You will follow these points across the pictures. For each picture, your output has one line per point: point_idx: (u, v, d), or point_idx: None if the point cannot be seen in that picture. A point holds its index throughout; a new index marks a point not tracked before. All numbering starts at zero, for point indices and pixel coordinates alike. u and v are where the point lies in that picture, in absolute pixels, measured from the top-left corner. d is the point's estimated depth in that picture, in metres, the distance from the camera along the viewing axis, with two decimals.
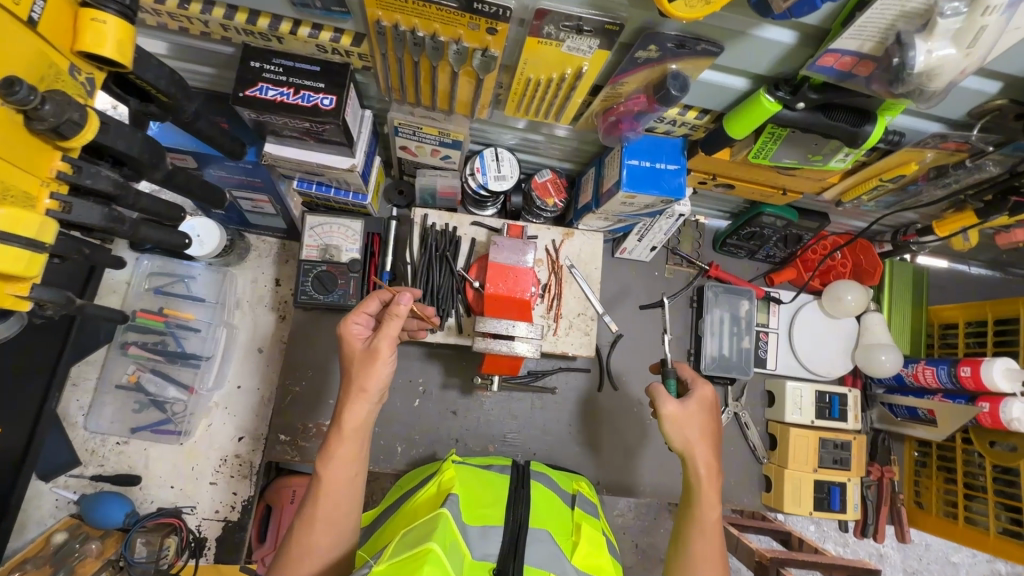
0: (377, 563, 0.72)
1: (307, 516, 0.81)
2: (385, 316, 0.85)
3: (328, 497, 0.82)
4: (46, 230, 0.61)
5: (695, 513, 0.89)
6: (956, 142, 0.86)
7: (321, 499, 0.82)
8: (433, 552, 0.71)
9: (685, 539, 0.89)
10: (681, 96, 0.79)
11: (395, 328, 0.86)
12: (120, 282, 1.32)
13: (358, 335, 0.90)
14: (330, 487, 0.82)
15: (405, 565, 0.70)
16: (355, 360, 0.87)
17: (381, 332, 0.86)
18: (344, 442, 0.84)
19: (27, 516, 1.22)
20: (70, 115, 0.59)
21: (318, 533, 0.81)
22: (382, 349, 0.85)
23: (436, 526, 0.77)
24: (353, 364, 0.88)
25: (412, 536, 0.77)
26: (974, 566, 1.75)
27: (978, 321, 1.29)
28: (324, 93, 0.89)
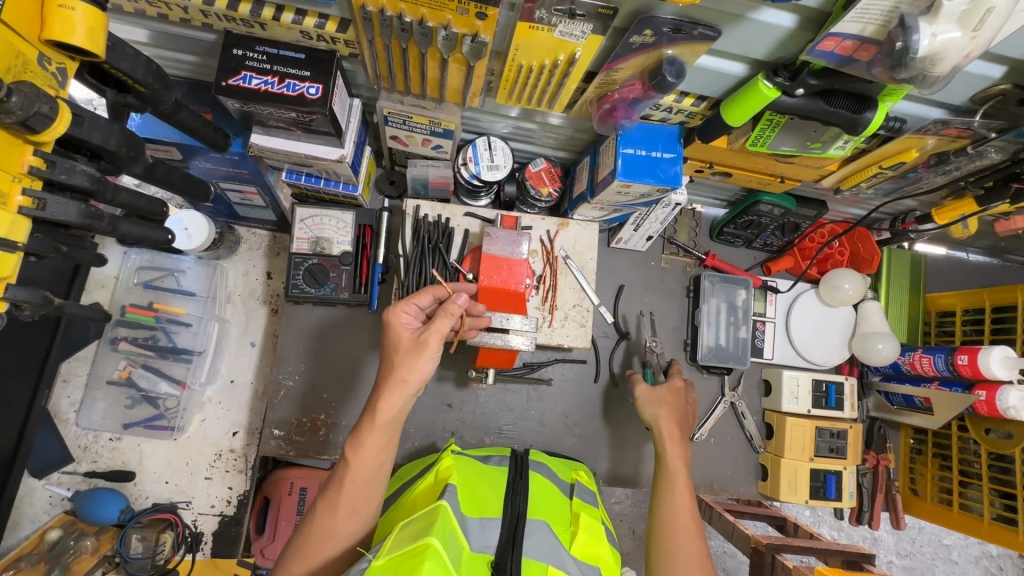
0: (377, 558, 0.72)
1: (330, 502, 0.82)
2: (440, 313, 0.86)
3: (353, 485, 0.82)
4: (16, 228, 0.60)
5: (667, 470, 0.99)
6: (958, 129, 0.85)
7: (348, 486, 0.82)
8: (432, 547, 0.70)
9: (660, 501, 0.97)
10: (677, 83, 0.77)
11: (447, 326, 0.86)
12: (109, 277, 1.30)
13: (406, 324, 0.89)
14: (355, 476, 0.82)
15: (405, 560, 0.70)
16: (400, 348, 0.86)
17: (432, 326, 0.86)
18: (375, 433, 0.83)
19: (20, 513, 1.21)
20: (40, 108, 0.57)
21: (337, 519, 0.81)
22: (431, 343, 0.85)
23: (434, 520, 0.76)
24: (396, 352, 0.86)
25: (409, 531, 0.76)
26: (966, 549, 1.77)
27: (976, 309, 1.28)
28: (310, 82, 0.86)
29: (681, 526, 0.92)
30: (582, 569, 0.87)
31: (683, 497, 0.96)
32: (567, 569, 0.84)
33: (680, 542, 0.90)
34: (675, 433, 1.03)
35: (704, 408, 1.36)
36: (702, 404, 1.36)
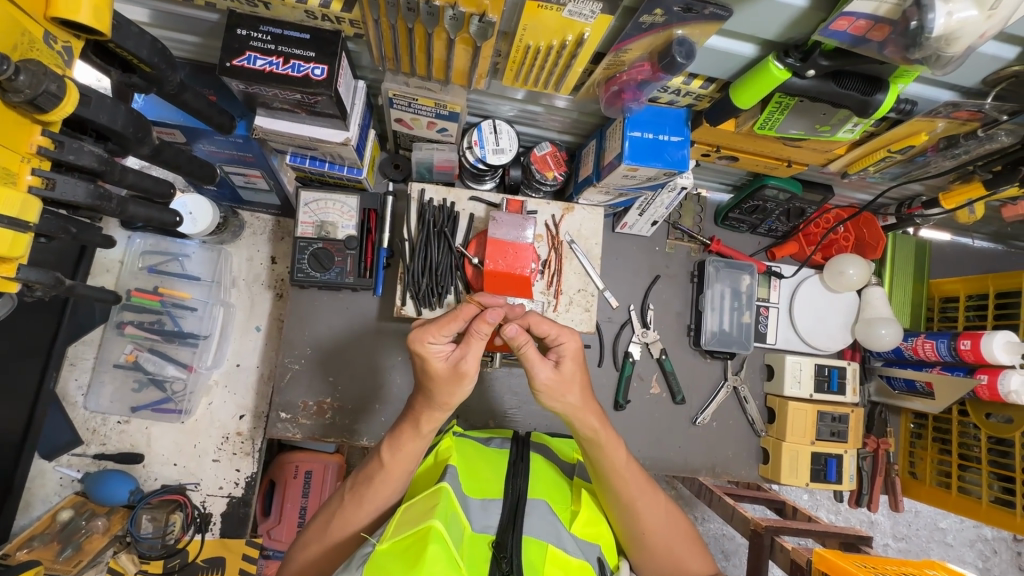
0: (381, 541, 0.73)
1: (357, 497, 0.85)
2: (474, 335, 0.76)
3: (383, 483, 0.85)
4: (28, 208, 0.59)
5: (592, 450, 0.87)
6: (969, 112, 0.84)
7: (377, 483, 0.84)
8: (435, 529, 0.71)
9: (597, 468, 0.89)
10: (686, 64, 0.76)
11: (481, 349, 0.77)
12: (114, 261, 1.30)
13: (439, 356, 0.78)
14: (389, 473, 0.84)
15: (410, 544, 0.71)
16: (440, 379, 0.78)
17: (467, 352, 0.77)
18: (416, 441, 0.83)
19: (32, 494, 1.23)
20: (48, 87, 0.56)
21: (361, 512, 0.85)
22: (470, 372, 0.77)
23: (436, 503, 0.77)
24: (433, 381, 0.78)
25: (410, 514, 0.77)
26: (961, 533, 1.80)
27: (980, 295, 1.28)
28: (315, 63, 0.85)
29: (639, 506, 0.90)
30: (582, 547, 0.89)
31: (633, 480, 0.90)
32: (566, 547, 0.86)
33: (644, 519, 0.90)
34: (592, 409, 0.85)
35: (706, 393, 1.37)
36: (704, 389, 1.37)
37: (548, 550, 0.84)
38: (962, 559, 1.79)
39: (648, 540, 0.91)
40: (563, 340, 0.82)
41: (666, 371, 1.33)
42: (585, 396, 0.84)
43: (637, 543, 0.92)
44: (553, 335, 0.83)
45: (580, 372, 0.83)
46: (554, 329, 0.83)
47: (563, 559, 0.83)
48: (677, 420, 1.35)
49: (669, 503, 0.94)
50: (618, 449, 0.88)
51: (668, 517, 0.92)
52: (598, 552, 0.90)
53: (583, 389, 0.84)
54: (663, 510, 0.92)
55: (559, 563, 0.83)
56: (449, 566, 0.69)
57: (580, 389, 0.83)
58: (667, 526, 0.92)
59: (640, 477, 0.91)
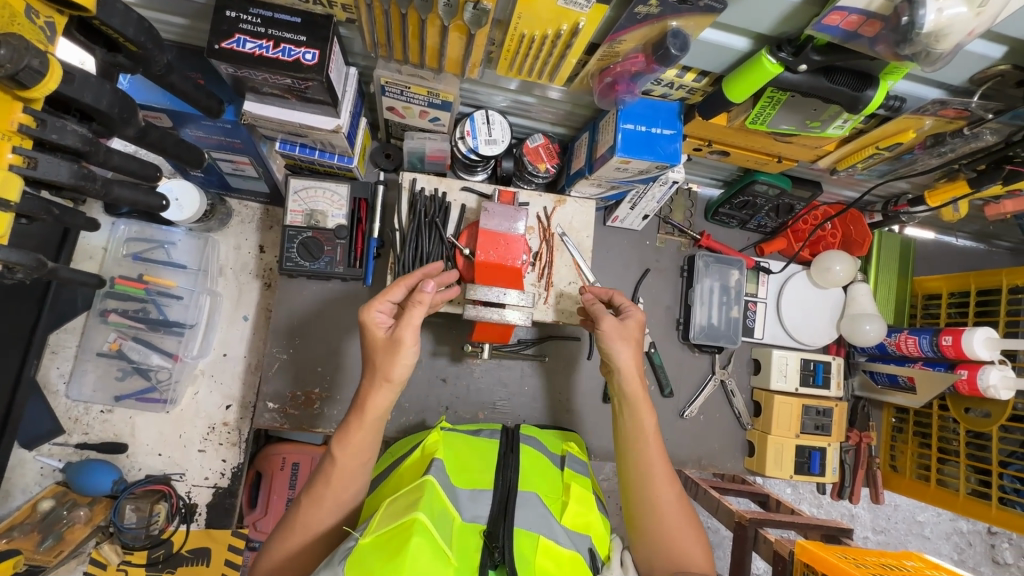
0: (363, 536, 0.73)
1: (314, 498, 0.83)
2: (410, 302, 0.85)
3: (339, 481, 0.83)
4: (9, 185, 0.58)
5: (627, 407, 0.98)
6: (956, 110, 0.85)
7: (333, 482, 0.83)
8: (419, 522, 0.71)
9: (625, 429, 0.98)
10: (680, 56, 0.76)
11: (419, 317, 0.84)
12: (96, 247, 1.27)
13: (382, 324, 0.88)
14: (343, 470, 0.84)
15: (393, 538, 0.71)
16: (380, 347, 0.86)
17: (405, 321, 0.84)
18: (361, 433, 0.84)
19: (11, 484, 1.21)
20: (30, 63, 0.55)
21: (322, 514, 0.83)
22: (406, 339, 0.84)
23: (422, 496, 0.77)
24: (376, 352, 0.86)
25: (395, 508, 0.77)
26: (938, 526, 1.85)
27: (961, 292, 1.31)
28: (306, 47, 0.84)
29: (656, 480, 0.93)
30: (573, 538, 0.89)
31: (655, 451, 0.95)
32: (558, 539, 0.86)
33: (657, 498, 0.92)
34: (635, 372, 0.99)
35: (694, 385, 1.39)
36: (691, 382, 1.38)
37: (539, 541, 0.83)
38: (938, 551, 1.83)
39: (655, 523, 0.91)
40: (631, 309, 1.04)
41: (654, 364, 1.34)
42: (635, 356, 0.99)
43: (645, 530, 0.92)
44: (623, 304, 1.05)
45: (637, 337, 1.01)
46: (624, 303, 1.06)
47: (555, 551, 0.82)
48: (665, 413, 1.36)
49: (684, 494, 0.95)
50: (649, 417, 0.97)
51: (679, 505, 0.93)
52: (589, 543, 0.90)
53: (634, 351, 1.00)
54: (675, 499, 0.93)
55: (551, 555, 0.82)
56: (432, 559, 0.69)
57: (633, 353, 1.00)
58: (676, 512, 0.92)
59: (662, 461, 0.95)
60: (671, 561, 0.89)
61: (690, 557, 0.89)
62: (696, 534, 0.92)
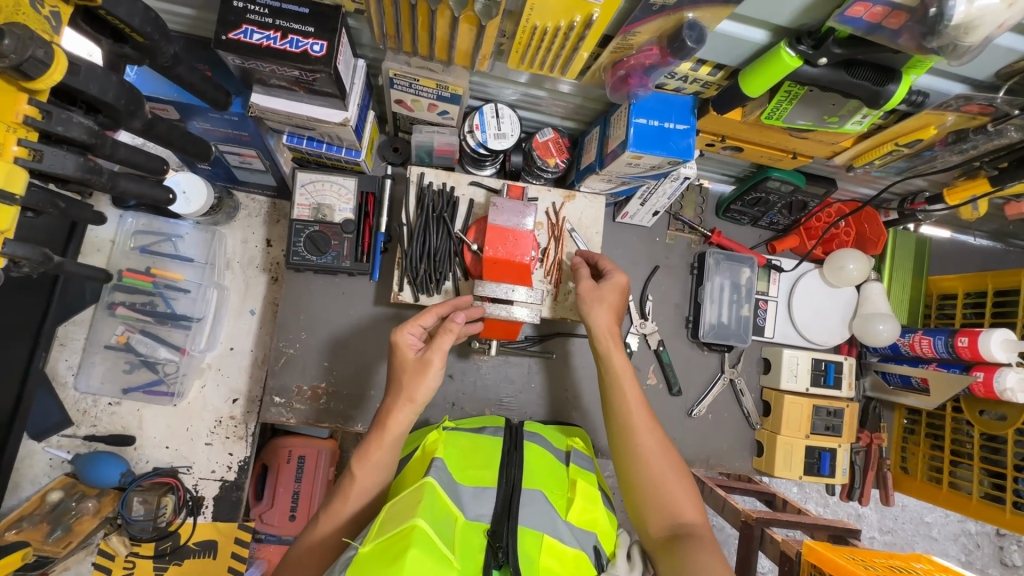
0: (363, 544, 0.72)
1: (331, 514, 0.85)
2: (443, 329, 0.88)
3: (357, 496, 0.86)
4: (14, 179, 0.58)
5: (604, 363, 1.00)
6: (980, 106, 0.82)
7: (352, 497, 0.86)
8: (419, 528, 0.70)
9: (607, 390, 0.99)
10: (696, 49, 0.74)
11: (449, 343, 0.87)
12: (104, 240, 1.27)
13: (411, 346, 0.89)
14: (361, 487, 0.86)
15: (391, 544, 0.70)
16: (408, 369, 0.87)
17: (436, 344, 0.87)
18: (382, 450, 0.86)
19: (21, 475, 1.21)
20: (35, 53, 0.54)
21: (338, 529, 0.84)
22: (434, 361, 0.86)
23: (421, 500, 0.76)
24: (403, 373, 0.88)
25: (395, 512, 0.76)
26: (945, 526, 1.83)
27: (977, 292, 1.28)
28: (314, 38, 0.82)
29: (637, 430, 0.94)
30: (577, 536, 0.89)
31: (633, 397, 0.96)
32: (562, 537, 0.85)
33: (641, 447, 0.92)
34: (608, 331, 1.01)
35: (702, 384, 1.37)
36: (700, 380, 1.37)
37: (544, 539, 0.82)
38: (945, 552, 1.82)
39: (643, 472, 0.91)
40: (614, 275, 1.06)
41: (663, 362, 1.33)
42: (611, 319, 1.02)
43: (637, 483, 0.91)
44: (608, 270, 1.08)
45: (616, 299, 1.04)
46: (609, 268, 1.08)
47: (559, 550, 0.82)
48: (673, 412, 1.35)
49: (668, 441, 0.94)
50: (625, 365, 0.99)
51: (663, 450, 0.93)
52: (594, 540, 0.90)
53: (611, 314, 1.02)
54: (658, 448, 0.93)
55: (555, 553, 0.82)
56: (432, 563, 0.68)
57: (612, 317, 1.02)
58: (660, 456, 0.92)
59: (643, 412, 0.96)
60: (664, 512, 0.88)
61: (681, 504, 0.88)
62: (683, 480, 0.91)
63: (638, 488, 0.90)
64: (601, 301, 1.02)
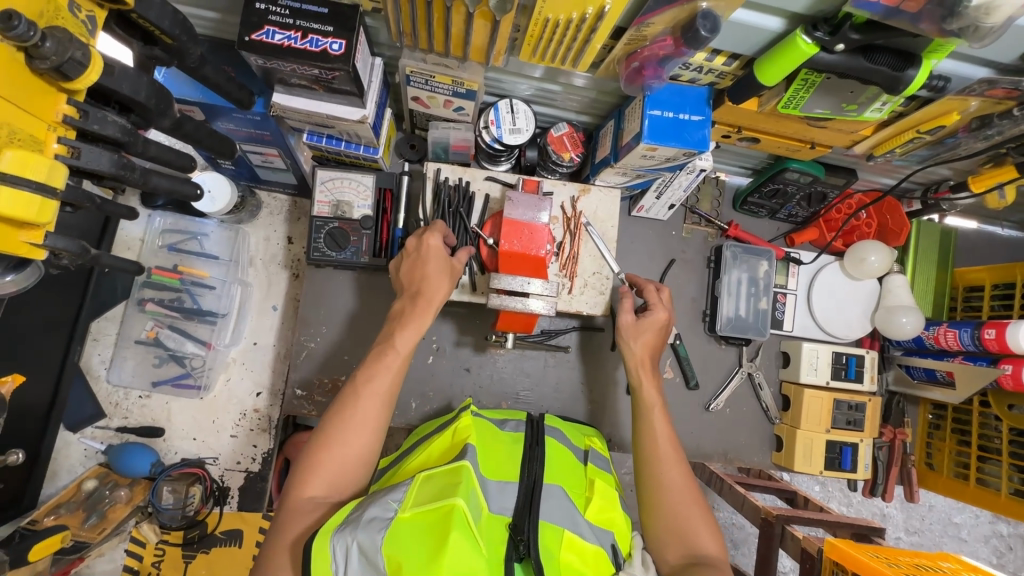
0: (402, 510, 0.74)
1: (373, 389, 0.87)
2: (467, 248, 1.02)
3: (394, 371, 0.90)
4: (55, 175, 0.59)
5: (642, 394, 1.02)
6: (1005, 90, 0.80)
7: (389, 371, 0.89)
8: (459, 509, 0.72)
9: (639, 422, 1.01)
10: (710, 38, 0.73)
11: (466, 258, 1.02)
12: (134, 239, 1.32)
13: (436, 249, 0.99)
14: (398, 360, 0.90)
15: (432, 520, 0.71)
16: (441, 270, 0.97)
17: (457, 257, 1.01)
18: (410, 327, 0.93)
19: (58, 464, 1.27)
20: (73, 54, 0.57)
21: (378, 404, 0.87)
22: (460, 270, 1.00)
23: (458, 481, 0.78)
24: (429, 269, 0.97)
25: (431, 489, 0.77)
26: (975, 527, 1.78)
27: (1006, 284, 1.25)
28: (333, 37, 0.85)
29: (665, 460, 0.96)
30: (597, 533, 0.89)
31: (662, 429, 0.99)
32: (581, 533, 0.86)
33: (666, 478, 0.94)
34: (646, 360, 1.05)
35: (720, 378, 1.36)
36: (718, 374, 1.36)
37: (564, 535, 0.83)
38: (975, 554, 1.77)
39: (665, 505, 0.92)
40: (656, 312, 1.08)
41: (680, 356, 1.32)
42: (645, 349, 1.06)
43: (657, 511, 0.93)
44: (652, 303, 1.10)
45: (653, 332, 1.07)
46: (653, 300, 1.09)
47: (579, 546, 0.83)
48: (689, 406, 1.35)
49: (693, 478, 0.96)
50: (656, 394, 1.02)
51: (687, 483, 0.94)
52: (611, 539, 0.90)
53: (647, 345, 1.06)
54: (684, 480, 0.94)
55: (575, 548, 0.82)
56: (471, 546, 0.69)
57: (649, 350, 1.06)
58: (685, 491, 0.93)
59: (671, 446, 0.97)
60: (681, 542, 0.90)
61: (700, 536, 0.90)
62: (704, 512, 0.92)
63: (657, 517, 0.92)
64: (637, 333, 1.06)
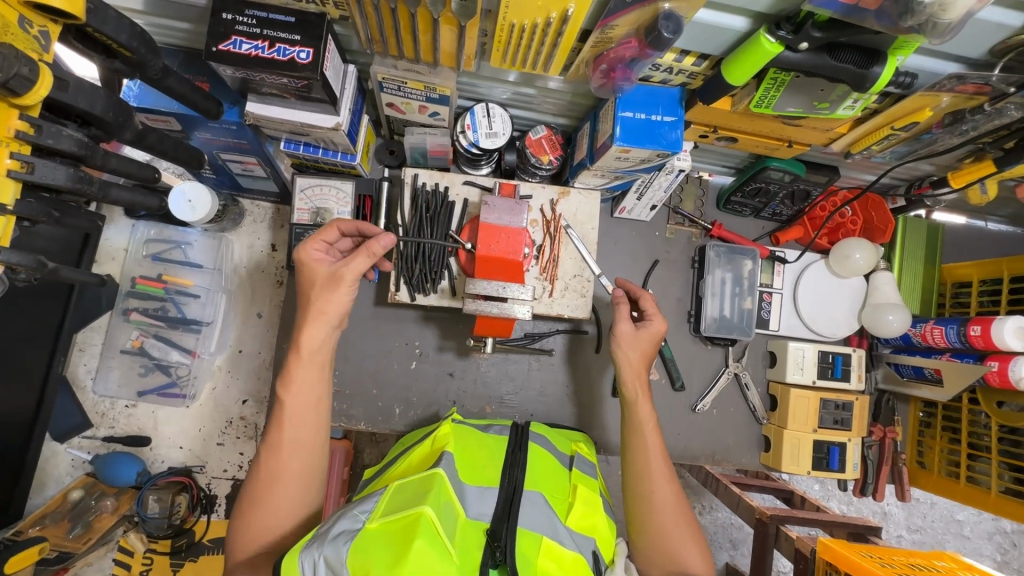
0: (371, 521, 0.73)
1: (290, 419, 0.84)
2: (363, 251, 0.89)
3: (294, 418, 0.84)
4: (3, 189, 0.61)
5: (634, 409, 1.00)
6: (976, 85, 0.79)
7: (289, 420, 0.84)
8: (426, 516, 0.71)
9: (631, 437, 0.99)
10: (673, 39, 0.73)
11: (363, 264, 0.89)
12: (118, 249, 1.33)
13: (319, 261, 0.90)
14: (295, 405, 0.85)
15: (401, 526, 0.71)
16: (319, 282, 0.89)
17: (349, 263, 0.88)
18: (303, 365, 0.86)
19: (45, 474, 1.28)
20: (21, 70, 0.57)
21: (283, 456, 0.83)
22: (346, 277, 0.88)
23: (429, 489, 0.78)
24: (315, 286, 0.89)
25: (401, 497, 0.77)
26: (977, 525, 1.76)
27: (994, 279, 1.23)
28: (301, 46, 0.85)
29: (656, 476, 0.94)
30: (577, 540, 0.88)
31: (653, 443, 0.97)
32: (561, 540, 0.85)
33: (657, 494, 0.93)
34: (639, 372, 1.02)
35: (706, 379, 1.35)
36: (703, 375, 1.35)
37: (542, 542, 0.82)
38: (978, 552, 1.75)
39: (652, 521, 0.92)
40: (653, 320, 1.06)
41: (666, 358, 1.32)
42: (640, 359, 1.03)
43: (643, 528, 0.93)
44: (648, 312, 1.07)
45: (650, 342, 1.04)
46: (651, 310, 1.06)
47: (558, 553, 0.82)
48: (676, 407, 1.34)
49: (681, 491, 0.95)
50: (648, 410, 1.00)
51: (676, 500, 0.93)
52: (593, 546, 0.89)
53: (643, 355, 1.03)
54: (673, 495, 0.93)
55: (554, 556, 0.81)
56: (437, 554, 0.69)
57: (643, 362, 1.03)
58: (673, 506, 0.92)
59: (662, 461, 0.96)
60: (667, 558, 0.90)
61: (687, 553, 0.90)
62: (693, 530, 0.92)
63: (644, 533, 0.92)
64: (632, 342, 1.03)
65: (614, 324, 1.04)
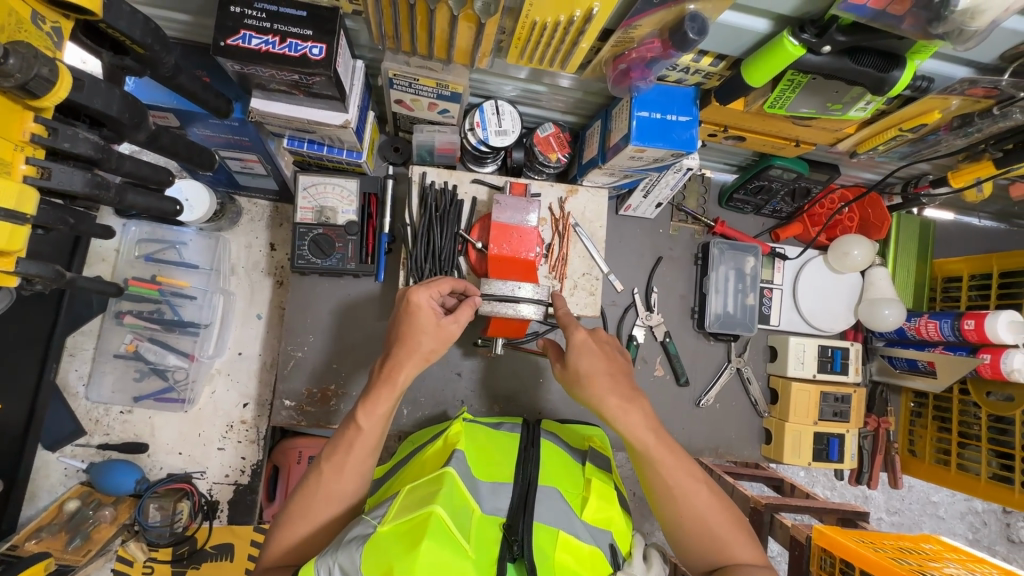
0: (382, 524, 0.72)
1: (355, 431, 0.86)
2: (467, 304, 0.93)
3: (362, 448, 0.86)
4: (25, 200, 0.59)
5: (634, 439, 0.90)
6: (985, 89, 0.82)
7: (355, 450, 0.85)
8: (436, 515, 0.71)
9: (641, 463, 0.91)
10: (698, 40, 0.73)
11: (468, 316, 0.93)
12: (108, 250, 1.27)
13: (430, 308, 0.90)
14: (366, 437, 0.86)
15: (412, 527, 0.70)
16: (428, 331, 0.89)
17: (454, 314, 0.92)
18: (384, 398, 0.87)
19: (36, 486, 1.23)
20: (40, 71, 0.55)
21: (343, 482, 0.85)
22: (451, 329, 0.91)
23: (440, 490, 0.77)
24: (421, 332, 0.89)
25: (411, 500, 0.77)
26: (952, 505, 1.84)
27: (983, 275, 1.27)
28: (313, 42, 0.82)
29: (681, 491, 0.88)
30: (593, 534, 0.88)
31: (666, 462, 0.89)
32: (577, 534, 0.85)
33: (689, 508, 0.87)
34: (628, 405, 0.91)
35: (709, 375, 1.38)
36: (707, 371, 1.37)
37: (558, 536, 0.83)
38: (952, 531, 1.83)
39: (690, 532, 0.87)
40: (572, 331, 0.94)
41: (670, 354, 1.34)
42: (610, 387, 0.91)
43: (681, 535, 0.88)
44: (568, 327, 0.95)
45: (597, 361, 0.92)
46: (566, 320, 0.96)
47: (574, 546, 0.82)
48: (680, 402, 1.36)
49: (716, 496, 0.89)
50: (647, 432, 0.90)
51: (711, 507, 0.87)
52: (610, 539, 0.88)
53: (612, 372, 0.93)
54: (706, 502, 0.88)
55: (570, 549, 0.82)
56: (448, 550, 0.68)
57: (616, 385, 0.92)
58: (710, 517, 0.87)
59: (683, 473, 0.89)
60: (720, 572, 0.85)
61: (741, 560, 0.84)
62: (746, 535, 0.87)
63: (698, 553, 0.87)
64: (592, 350, 0.93)
65: (567, 334, 0.94)
